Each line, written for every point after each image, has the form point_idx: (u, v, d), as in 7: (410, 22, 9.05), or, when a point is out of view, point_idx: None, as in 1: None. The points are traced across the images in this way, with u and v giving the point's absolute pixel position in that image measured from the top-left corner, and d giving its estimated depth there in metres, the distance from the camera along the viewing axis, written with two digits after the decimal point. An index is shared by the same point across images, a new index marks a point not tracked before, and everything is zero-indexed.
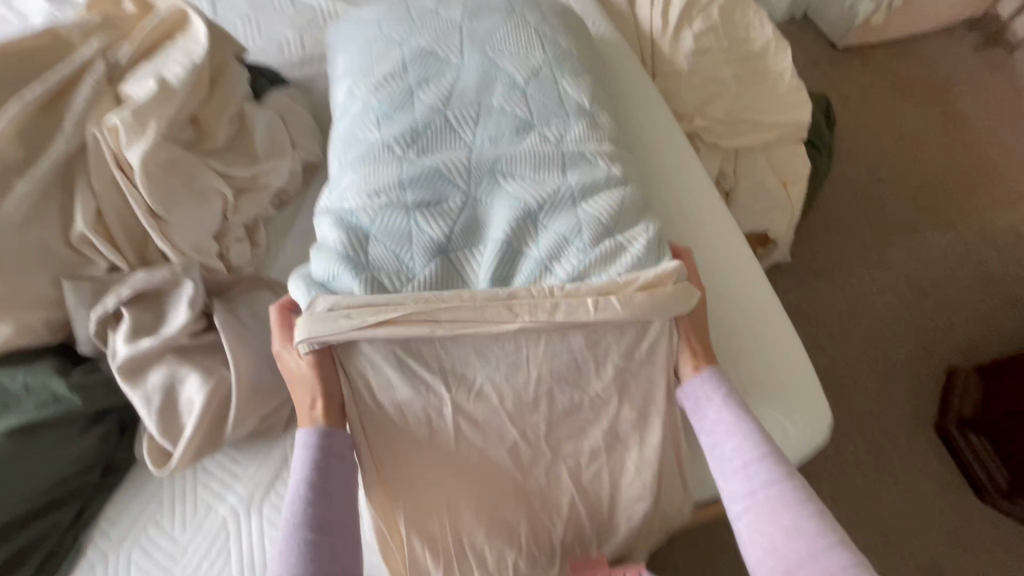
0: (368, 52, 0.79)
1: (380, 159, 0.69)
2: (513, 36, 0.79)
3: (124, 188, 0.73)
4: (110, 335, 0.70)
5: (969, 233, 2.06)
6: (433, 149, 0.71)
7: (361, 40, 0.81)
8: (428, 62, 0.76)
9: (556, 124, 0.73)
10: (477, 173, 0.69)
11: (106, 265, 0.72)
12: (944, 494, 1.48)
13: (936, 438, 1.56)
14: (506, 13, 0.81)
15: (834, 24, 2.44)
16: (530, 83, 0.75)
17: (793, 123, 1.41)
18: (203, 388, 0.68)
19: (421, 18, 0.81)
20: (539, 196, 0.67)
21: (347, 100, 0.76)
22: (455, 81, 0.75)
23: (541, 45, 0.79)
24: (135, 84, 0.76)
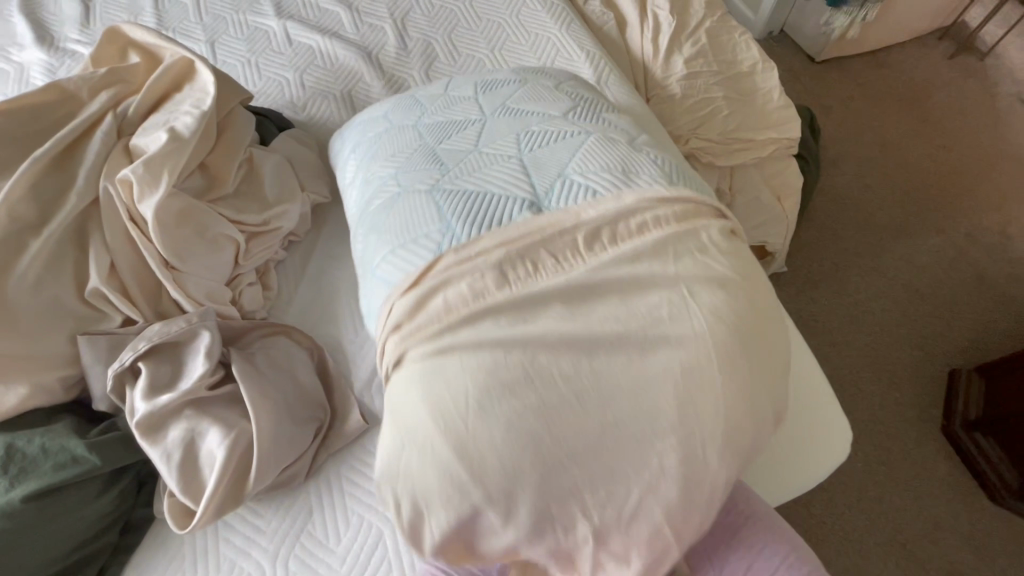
0: (382, 133, 0.82)
1: (425, 196, 0.66)
2: (526, 93, 0.82)
3: (137, 240, 0.73)
4: (127, 391, 0.68)
5: (957, 235, 2.11)
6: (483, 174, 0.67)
7: (372, 138, 0.83)
8: (447, 124, 0.78)
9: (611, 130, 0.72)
10: (539, 178, 0.65)
11: (120, 319, 0.72)
12: (959, 498, 1.48)
13: (945, 441, 1.57)
14: (512, 83, 0.85)
15: (812, 39, 2.52)
16: (563, 112, 0.76)
17: (784, 139, 1.44)
18: (224, 441, 0.67)
19: (430, 100, 0.85)
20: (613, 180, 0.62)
21: (370, 176, 0.77)
22: (480, 129, 0.76)
23: (559, 90, 0.81)
24: (145, 136, 0.77)
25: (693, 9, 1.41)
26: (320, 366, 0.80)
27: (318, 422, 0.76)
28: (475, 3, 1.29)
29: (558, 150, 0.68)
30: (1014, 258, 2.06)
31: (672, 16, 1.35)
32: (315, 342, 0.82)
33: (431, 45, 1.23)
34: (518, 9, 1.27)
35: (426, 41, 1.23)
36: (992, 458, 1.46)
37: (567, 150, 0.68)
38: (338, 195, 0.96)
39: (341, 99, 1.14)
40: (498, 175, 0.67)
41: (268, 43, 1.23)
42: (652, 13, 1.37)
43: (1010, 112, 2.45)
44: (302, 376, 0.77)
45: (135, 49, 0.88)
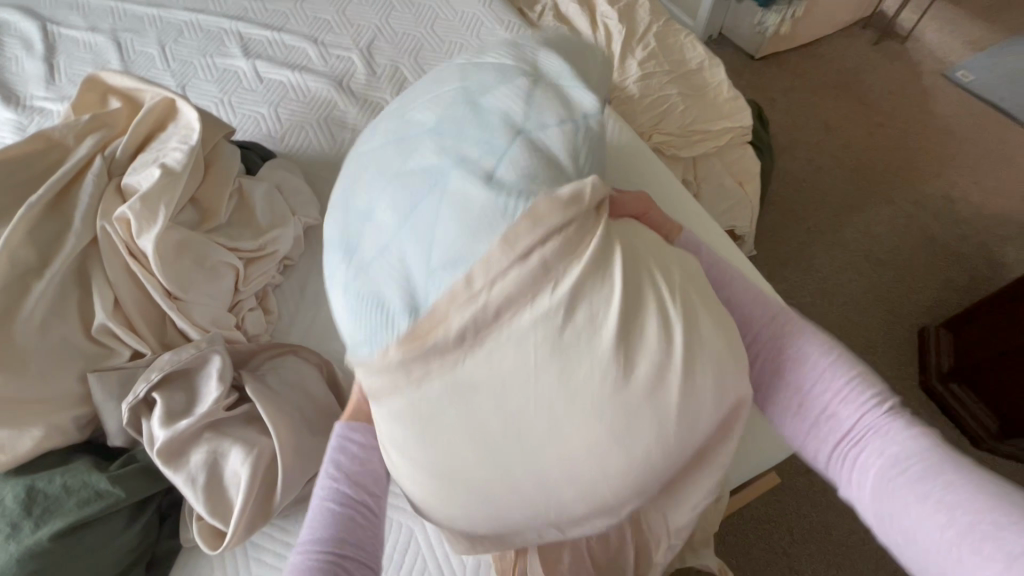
0: None
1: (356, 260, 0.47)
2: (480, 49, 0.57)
3: (139, 274, 0.74)
4: (143, 422, 0.69)
5: (906, 204, 2.26)
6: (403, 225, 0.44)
7: None
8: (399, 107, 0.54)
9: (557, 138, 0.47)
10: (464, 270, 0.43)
11: (129, 353, 0.72)
12: None
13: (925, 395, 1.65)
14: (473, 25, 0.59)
15: (749, 38, 2.70)
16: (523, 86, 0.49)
17: (738, 127, 1.54)
18: (247, 458, 0.68)
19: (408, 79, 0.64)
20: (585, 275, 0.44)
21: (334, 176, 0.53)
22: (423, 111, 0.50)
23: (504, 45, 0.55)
24: (136, 174, 0.79)
25: (639, 18, 1.52)
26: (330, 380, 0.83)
27: None
28: (436, 29, 1.36)
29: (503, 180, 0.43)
30: (959, 219, 2.22)
31: (621, 25, 1.45)
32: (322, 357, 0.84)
33: (398, 70, 1.28)
34: (478, 30, 1.34)
35: (394, 67, 1.28)
36: (969, 403, 1.55)
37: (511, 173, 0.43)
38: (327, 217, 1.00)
39: (318, 127, 1.17)
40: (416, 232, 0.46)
41: (238, 81, 1.27)
42: (603, 25, 1.47)
43: (937, 87, 2.66)
44: (313, 389, 0.79)
45: (114, 94, 0.90)
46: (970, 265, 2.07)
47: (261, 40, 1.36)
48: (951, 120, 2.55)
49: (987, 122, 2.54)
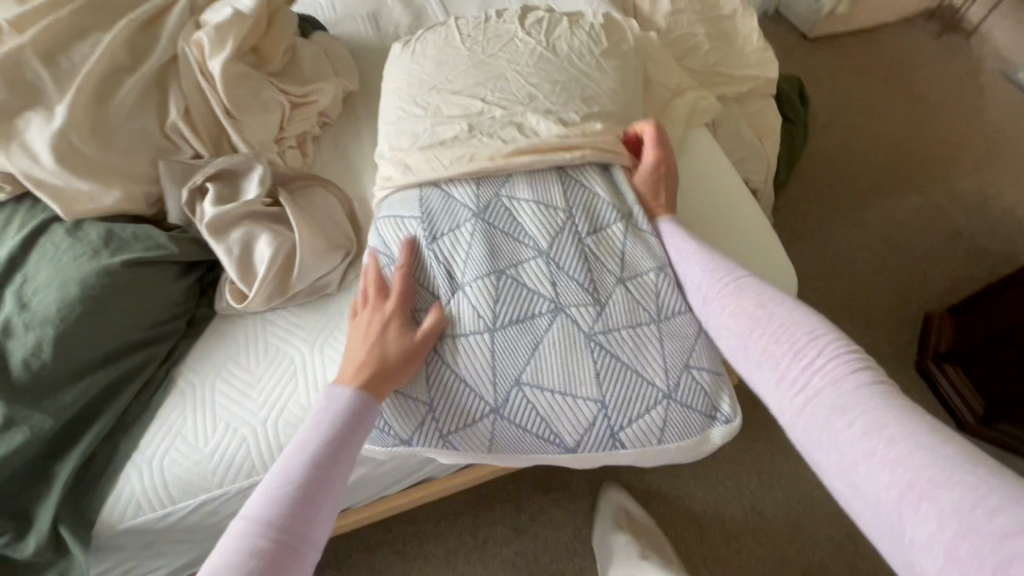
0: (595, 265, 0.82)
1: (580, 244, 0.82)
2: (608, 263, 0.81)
3: (206, 91, 0.90)
4: (196, 205, 0.85)
5: (937, 194, 2.43)
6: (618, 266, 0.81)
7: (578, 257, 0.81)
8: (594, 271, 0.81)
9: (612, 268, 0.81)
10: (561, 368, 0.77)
11: (192, 152, 0.88)
12: None
13: None
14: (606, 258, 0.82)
15: (805, 17, 2.83)
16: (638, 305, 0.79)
17: (763, 79, 1.63)
18: (273, 243, 0.84)
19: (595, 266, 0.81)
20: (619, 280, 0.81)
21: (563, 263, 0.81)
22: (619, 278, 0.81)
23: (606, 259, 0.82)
24: (212, 11, 0.93)
25: None
26: (350, 212, 0.97)
27: (348, 249, 0.92)
28: None
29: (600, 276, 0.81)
30: (991, 215, 2.36)
31: None
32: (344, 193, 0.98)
33: None
34: None
35: None
36: None
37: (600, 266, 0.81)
38: (364, 89, 1.14)
39: (367, 19, 1.30)
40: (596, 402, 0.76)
41: None
42: None
43: None
44: (335, 215, 0.94)
45: None
46: (990, 258, 2.26)
47: None
48: (973, 135, 2.59)
49: None
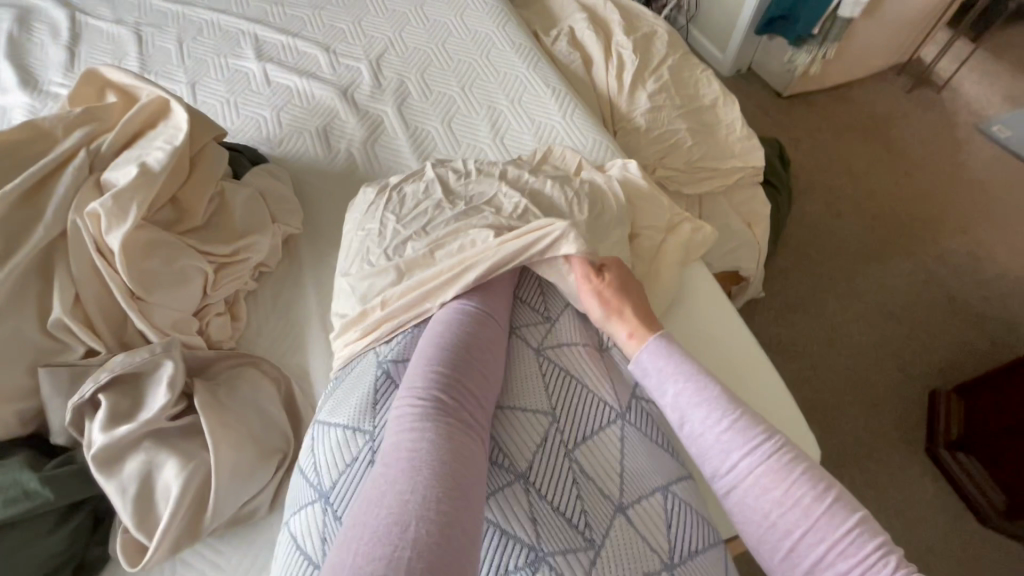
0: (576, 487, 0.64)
1: (548, 459, 0.65)
2: (590, 482, 0.65)
3: (103, 270, 0.74)
4: (86, 424, 0.68)
5: (960, 250, 2.09)
6: (609, 468, 0.66)
7: (549, 477, 0.64)
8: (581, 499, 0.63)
9: (608, 491, 0.64)
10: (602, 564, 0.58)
11: (83, 350, 0.72)
12: (947, 519, 1.50)
13: (929, 461, 1.59)
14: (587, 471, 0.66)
15: (778, 75, 2.49)
16: (643, 534, 0.62)
17: (750, 167, 1.48)
18: (181, 472, 0.67)
19: (578, 492, 0.63)
20: (608, 496, 0.64)
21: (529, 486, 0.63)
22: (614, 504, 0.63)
23: (590, 480, 0.65)
24: (116, 171, 0.79)
25: (655, 48, 1.48)
26: (287, 398, 0.81)
27: (282, 454, 0.75)
28: (447, 46, 1.35)
29: (586, 498, 0.63)
30: None
31: (635, 54, 1.43)
32: (281, 371, 0.82)
33: (405, 83, 1.28)
34: (488, 51, 1.34)
35: (399, 80, 1.28)
36: (976, 476, 1.47)
37: (585, 487, 0.64)
38: (309, 229, 0.99)
39: (316, 135, 1.17)
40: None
41: (246, 83, 1.28)
42: (617, 52, 1.44)
43: (969, 141, 2.40)
44: (267, 408, 0.77)
45: (113, 90, 0.91)
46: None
47: (276, 45, 1.37)
48: None
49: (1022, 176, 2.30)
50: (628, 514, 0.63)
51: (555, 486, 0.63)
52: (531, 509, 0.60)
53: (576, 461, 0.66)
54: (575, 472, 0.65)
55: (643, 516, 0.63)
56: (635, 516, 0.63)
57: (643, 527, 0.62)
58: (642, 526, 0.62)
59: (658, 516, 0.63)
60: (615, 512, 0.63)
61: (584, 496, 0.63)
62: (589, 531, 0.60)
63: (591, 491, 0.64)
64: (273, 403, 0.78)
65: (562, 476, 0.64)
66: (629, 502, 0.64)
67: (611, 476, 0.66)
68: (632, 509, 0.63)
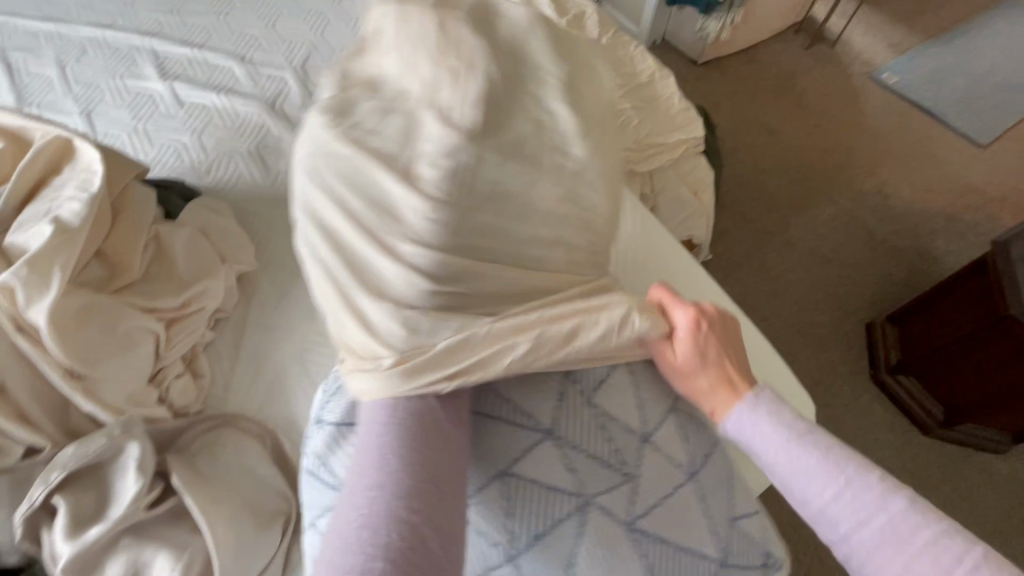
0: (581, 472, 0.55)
1: (542, 466, 0.54)
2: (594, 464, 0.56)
3: (30, 352, 0.62)
4: (43, 534, 0.58)
5: (870, 192, 2.25)
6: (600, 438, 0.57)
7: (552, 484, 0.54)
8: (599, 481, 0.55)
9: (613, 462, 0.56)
10: (599, 529, 0.53)
11: (22, 449, 0.61)
12: (897, 437, 1.57)
13: (874, 387, 1.65)
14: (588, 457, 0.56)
15: (690, 42, 2.54)
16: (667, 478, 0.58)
17: (691, 138, 1.51)
18: (176, 567, 0.58)
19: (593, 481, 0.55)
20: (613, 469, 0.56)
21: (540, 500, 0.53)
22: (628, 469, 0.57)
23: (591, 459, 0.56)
24: (23, 232, 0.66)
25: (588, 29, 1.47)
26: (279, 454, 0.73)
27: (285, 517, 0.68)
28: (377, 44, 1.27)
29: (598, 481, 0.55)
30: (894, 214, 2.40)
31: (570, 36, 1.41)
32: (265, 427, 0.74)
33: None
34: None
35: None
36: (916, 394, 1.56)
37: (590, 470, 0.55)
38: (264, 262, 0.89)
39: (249, 157, 1.06)
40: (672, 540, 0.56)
41: (154, 107, 1.13)
42: (552, 37, 1.42)
43: (865, 89, 2.59)
44: (259, 471, 0.69)
45: None
46: (935, 258, 2.08)
47: (181, 59, 1.22)
48: None
49: (913, 115, 2.51)
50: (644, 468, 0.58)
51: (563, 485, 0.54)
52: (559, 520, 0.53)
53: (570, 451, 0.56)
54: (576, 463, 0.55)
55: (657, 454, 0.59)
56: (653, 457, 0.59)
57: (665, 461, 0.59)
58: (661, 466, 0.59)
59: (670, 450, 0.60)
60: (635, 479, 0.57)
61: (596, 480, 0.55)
62: (623, 472, 0.57)
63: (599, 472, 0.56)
64: (265, 464, 0.69)
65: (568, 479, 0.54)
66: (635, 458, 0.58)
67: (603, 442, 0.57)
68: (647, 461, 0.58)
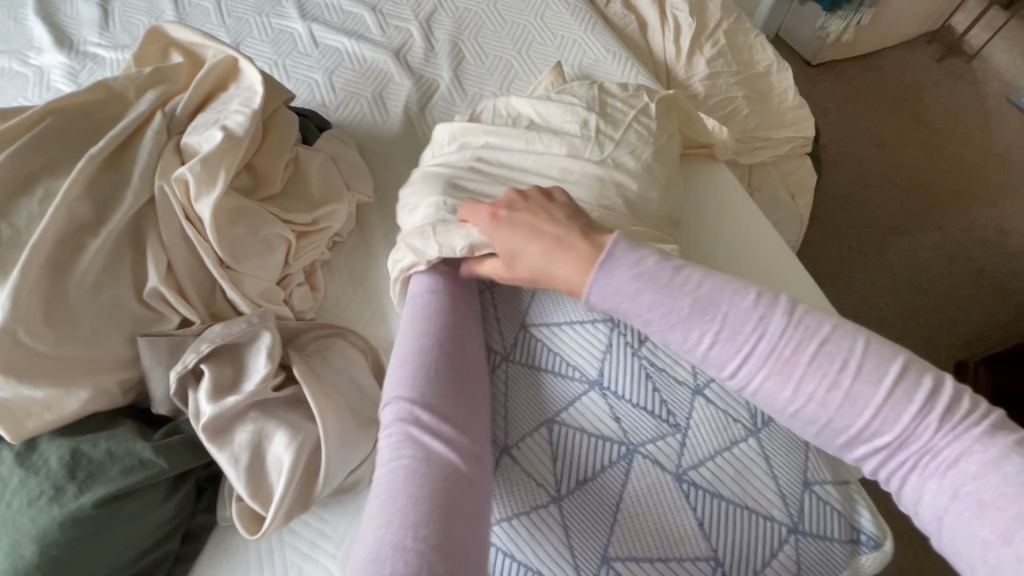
0: (627, 421, 0.61)
1: (582, 408, 0.62)
2: (637, 416, 0.61)
3: (193, 239, 0.72)
4: (190, 394, 0.68)
5: (987, 224, 2.07)
6: (641, 390, 0.62)
7: (591, 427, 0.61)
8: (642, 431, 0.61)
9: (657, 416, 0.61)
10: (642, 477, 0.58)
11: (178, 321, 0.71)
12: None
13: None
14: (634, 406, 0.62)
15: (806, 42, 2.39)
16: (721, 437, 0.60)
17: (801, 137, 1.45)
18: (292, 443, 0.66)
19: (634, 431, 0.60)
20: (656, 422, 0.61)
21: (583, 436, 0.61)
22: (677, 425, 0.61)
23: (637, 408, 0.62)
24: (197, 135, 0.76)
25: (710, 12, 1.43)
26: (378, 369, 0.80)
27: (379, 424, 0.74)
28: (499, 7, 1.30)
29: (641, 429, 0.61)
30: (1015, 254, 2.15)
31: (691, 18, 1.38)
32: (369, 343, 0.81)
33: (458, 46, 1.23)
34: (542, 12, 1.29)
35: (452, 42, 1.23)
36: None
37: (633, 416, 0.61)
38: (380, 197, 0.96)
39: (373, 100, 1.13)
40: (728, 495, 0.57)
41: (293, 45, 1.23)
42: (672, 16, 1.39)
43: (1000, 112, 2.35)
44: (361, 380, 0.76)
45: (178, 49, 0.88)
46: None
47: (320, 4, 1.31)
48: None
49: None
50: (694, 424, 0.61)
51: (605, 429, 0.61)
52: (599, 454, 0.60)
53: (611, 400, 0.62)
54: (616, 410, 0.62)
55: (705, 409, 0.61)
56: (701, 411, 0.61)
57: (716, 418, 0.61)
58: (712, 420, 0.61)
59: (721, 408, 0.61)
60: (679, 433, 0.60)
61: (638, 428, 0.61)
62: (672, 420, 0.61)
63: (641, 421, 0.61)
64: (367, 375, 0.76)
65: (611, 424, 0.61)
66: (683, 412, 0.61)
67: (644, 393, 0.62)
68: (696, 416, 0.61)
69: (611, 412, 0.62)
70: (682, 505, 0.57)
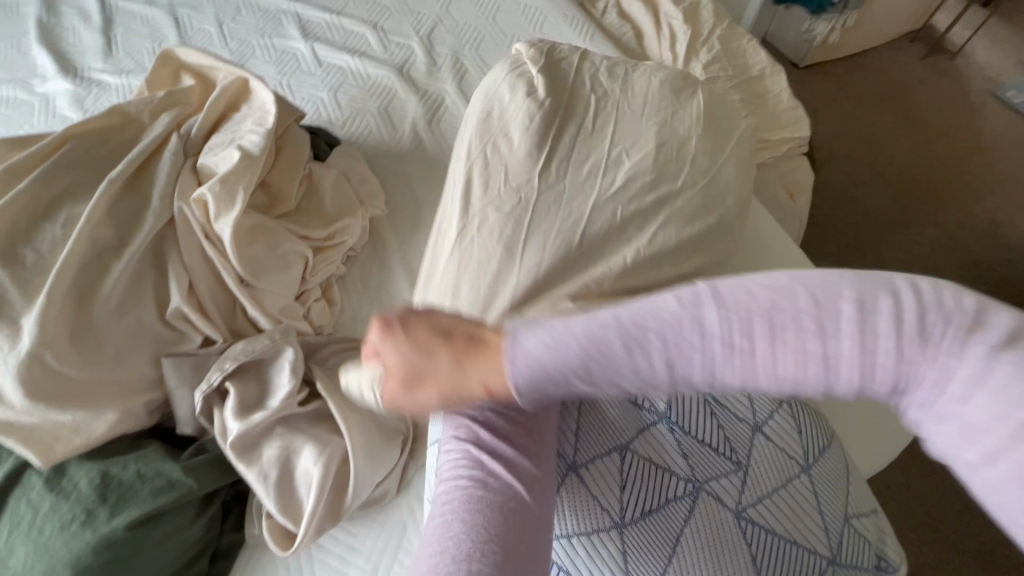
0: (694, 454, 0.62)
1: (652, 439, 0.62)
2: (703, 449, 0.62)
3: (214, 258, 0.72)
4: (215, 413, 0.68)
5: (981, 216, 2.10)
6: (707, 423, 0.64)
7: (660, 458, 0.61)
8: (708, 464, 0.61)
9: (722, 450, 0.63)
10: (707, 512, 0.58)
11: (200, 340, 0.71)
12: None
13: None
14: (701, 440, 0.63)
15: (794, 45, 2.44)
16: (779, 477, 0.62)
17: (797, 137, 1.48)
18: (319, 458, 0.66)
19: (701, 465, 0.61)
20: (722, 457, 0.62)
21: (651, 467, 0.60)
22: (740, 462, 0.62)
23: (703, 443, 0.63)
24: (214, 156, 0.77)
25: (703, 19, 1.46)
26: None
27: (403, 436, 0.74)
28: (498, 21, 1.33)
29: (706, 461, 0.62)
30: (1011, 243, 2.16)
31: (685, 25, 1.41)
32: None
33: (460, 60, 1.25)
34: (540, 24, 1.32)
35: (454, 56, 1.25)
36: None
37: (699, 449, 0.62)
38: (391, 210, 0.97)
39: (379, 116, 1.14)
40: (783, 531, 0.59)
41: (297, 64, 1.24)
42: (666, 24, 1.42)
43: (986, 107, 2.40)
44: None
45: (189, 72, 0.89)
46: None
47: (321, 23, 1.33)
48: None
49: None
50: (755, 461, 0.62)
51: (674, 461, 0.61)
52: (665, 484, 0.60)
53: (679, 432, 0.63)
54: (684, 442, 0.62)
55: (765, 449, 0.63)
56: (758, 451, 0.63)
57: (774, 459, 0.63)
58: (770, 461, 0.63)
59: (777, 450, 0.63)
60: (739, 468, 0.62)
61: (705, 462, 0.61)
62: (734, 456, 0.62)
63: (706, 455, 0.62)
64: None
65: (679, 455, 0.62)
66: (744, 450, 0.63)
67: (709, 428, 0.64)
68: (757, 454, 0.63)
69: (679, 443, 0.62)
70: (742, 542, 0.57)
